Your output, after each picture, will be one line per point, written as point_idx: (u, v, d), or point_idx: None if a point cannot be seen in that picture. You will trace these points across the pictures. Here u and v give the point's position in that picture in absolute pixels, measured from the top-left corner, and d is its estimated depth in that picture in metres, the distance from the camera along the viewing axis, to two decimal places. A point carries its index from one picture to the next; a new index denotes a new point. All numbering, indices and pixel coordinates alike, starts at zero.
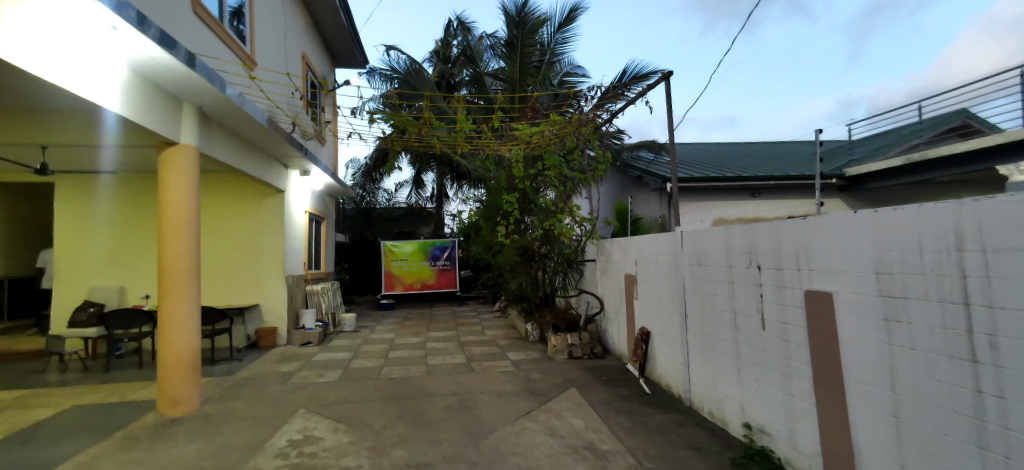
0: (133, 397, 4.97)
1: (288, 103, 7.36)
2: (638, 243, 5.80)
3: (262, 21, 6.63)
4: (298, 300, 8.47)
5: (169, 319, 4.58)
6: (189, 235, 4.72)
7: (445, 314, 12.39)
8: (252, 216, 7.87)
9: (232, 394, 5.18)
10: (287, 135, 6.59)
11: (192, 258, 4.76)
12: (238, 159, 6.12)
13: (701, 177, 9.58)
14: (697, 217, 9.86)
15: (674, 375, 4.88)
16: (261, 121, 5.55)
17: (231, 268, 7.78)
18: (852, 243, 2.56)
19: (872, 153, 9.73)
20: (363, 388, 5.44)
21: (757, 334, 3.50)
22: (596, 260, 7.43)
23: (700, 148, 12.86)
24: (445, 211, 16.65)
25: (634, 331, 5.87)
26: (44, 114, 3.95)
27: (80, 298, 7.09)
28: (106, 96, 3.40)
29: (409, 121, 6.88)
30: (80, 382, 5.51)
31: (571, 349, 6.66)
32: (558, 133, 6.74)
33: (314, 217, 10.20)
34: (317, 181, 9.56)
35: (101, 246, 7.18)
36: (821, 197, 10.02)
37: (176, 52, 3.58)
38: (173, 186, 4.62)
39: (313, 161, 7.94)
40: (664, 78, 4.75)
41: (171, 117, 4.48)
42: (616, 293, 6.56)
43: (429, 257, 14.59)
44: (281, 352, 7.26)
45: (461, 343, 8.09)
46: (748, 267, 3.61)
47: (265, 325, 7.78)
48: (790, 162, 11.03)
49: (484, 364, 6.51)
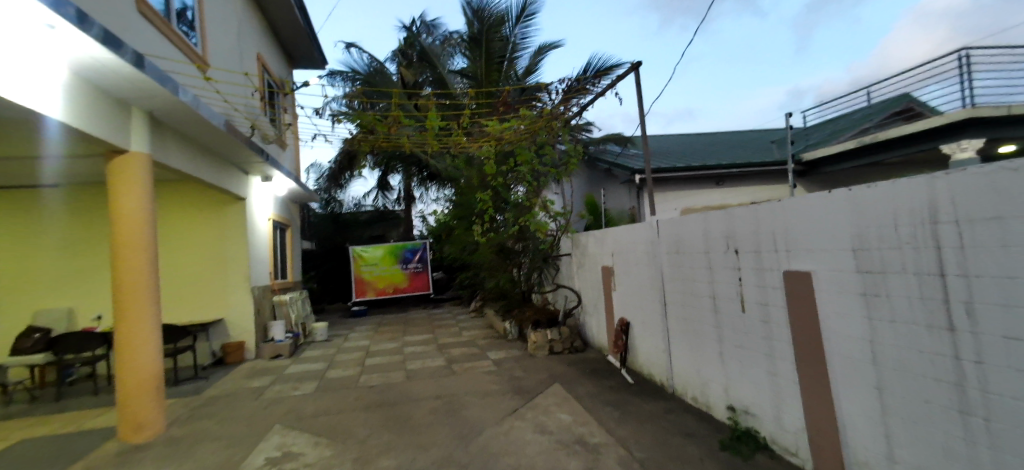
0: (90, 425, 4.61)
1: (245, 105, 7.02)
2: (613, 234, 5.86)
3: (213, 19, 6.28)
4: (266, 312, 8.12)
5: (128, 341, 4.27)
6: (148, 249, 4.43)
7: (420, 317, 12.17)
8: (212, 226, 7.46)
9: (201, 414, 4.89)
10: (246, 140, 6.28)
11: (153, 273, 4.47)
12: (194, 166, 5.78)
13: (668, 168, 9.77)
14: (666, 207, 10.07)
15: (655, 363, 4.95)
16: (218, 125, 5.27)
17: (192, 282, 7.36)
18: (829, 222, 2.63)
19: (826, 138, 10.22)
20: (342, 398, 5.25)
21: (738, 317, 3.58)
22: (572, 254, 7.46)
23: (666, 140, 13.11)
24: (414, 213, 16.35)
25: (614, 322, 5.92)
26: None
27: (24, 324, 6.55)
28: (49, 103, 3.13)
29: (376, 121, 6.70)
30: (29, 414, 5.09)
31: (552, 344, 6.65)
32: (528, 129, 6.70)
33: (278, 225, 9.81)
34: (280, 187, 9.18)
35: (43, 266, 6.65)
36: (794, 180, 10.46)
37: (123, 52, 3.35)
38: (126, 198, 4.31)
39: (276, 166, 7.63)
40: (633, 69, 4.76)
41: (119, 123, 4.17)
42: (594, 286, 6.60)
43: (401, 260, 14.30)
44: (251, 367, 6.93)
45: (440, 346, 7.96)
46: (726, 251, 3.67)
47: (232, 340, 7.41)
48: (751, 150, 11.41)
49: (465, 365, 6.41)
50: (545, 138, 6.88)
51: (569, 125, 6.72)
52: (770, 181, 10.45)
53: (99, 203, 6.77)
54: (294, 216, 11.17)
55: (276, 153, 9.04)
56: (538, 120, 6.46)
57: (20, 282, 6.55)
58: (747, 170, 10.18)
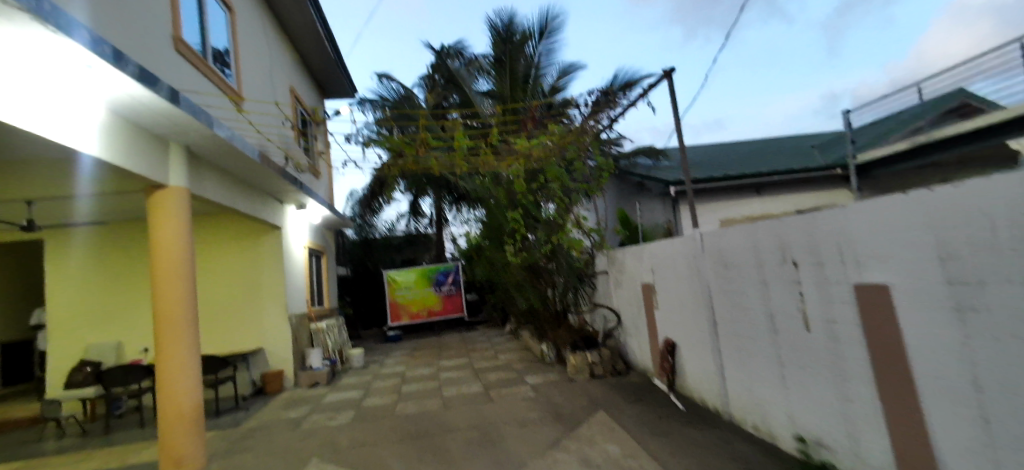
0: (134, 459, 4.65)
1: (278, 136, 7.21)
2: (651, 249, 5.58)
3: (246, 56, 6.52)
4: (302, 340, 8.18)
5: (167, 374, 4.31)
6: (187, 281, 4.51)
7: (454, 340, 12.02)
8: (250, 256, 7.62)
9: (239, 447, 4.86)
10: (280, 170, 6.41)
11: (191, 306, 4.54)
12: (230, 198, 5.92)
13: (704, 178, 9.39)
14: (704, 219, 9.67)
15: (707, 387, 4.59)
16: (252, 156, 5.39)
17: (231, 311, 7.50)
18: (904, 227, 2.32)
19: (875, 138, 9.59)
20: (378, 428, 5.11)
21: (800, 337, 3.23)
22: (609, 272, 7.17)
23: (698, 150, 12.70)
24: (445, 235, 16.41)
25: (657, 343, 5.58)
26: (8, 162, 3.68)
27: (78, 358, 6.82)
28: (81, 139, 3.22)
29: (404, 144, 6.74)
30: (79, 448, 5.21)
31: (592, 367, 6.34)
32: (556, 145, 6.57)
33: (313, 252, 9.97)
34: (314, 215, 9.35)
35: (94, 301, 6.93)
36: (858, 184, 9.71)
37: (158, 88, 3.45)
38: (164, 231, 4.43)
39: (309, 194, 7.76)
40: (665, 76, 4.52)
41: (157, 159, 4.30)
42: (634, 305, 6.29)
43: (434, 283, 14.30)
44: (289, 396, 6.94)
45: (476, 370, 7.76)
46: (781, 264, 3.34)
47: (271, 368, 7.46)
48: (791, 157, 10.89)
49: (502, 391, 6.19)
50: (575, 153, 6.72)
51: (599, 139, 6.53)
52: (815, 187, 9.91)
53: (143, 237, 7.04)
54: (328, 243, 11.35)
55: (310, 182, 9.24)
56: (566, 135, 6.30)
57: (73, 316, 6.85)
58: (789, 177, 9.67)
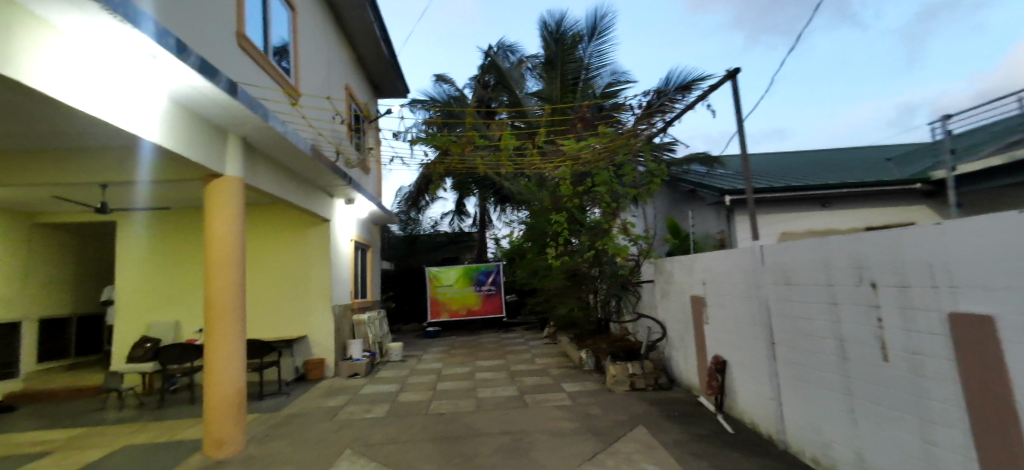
0: (182, 436, 4.86)
1: (331, 131, 7.41)
2: (704, 259, 5.24)
3: (306, 53, 6.74)
4: (344, 331, 8.38)
5: (214, 357, 4.48)
6: (236, 269, 4.67)
7: (491, 341, 11.96)
8: (299, 247, 7.87)
9: (278, 433, 4.98)
10: (331, 165, 6.58)
11: (239, 294, 4.70)
12: (283, 189, 6.13)
13: (762, 187, 8.82)
14: (760, 231, 9.08)
15: (759, 412, 4.23)
16: (304, 150, 5.54)
17: (281, 299, 7.79)
18: (1004, 250, 1.94)
19: (962, 153, 8.59)
20: (411, 426, 5.09)
21: (875, 367, 2.86)
22: (655, 281, 6.85)
23: (757, 158, 11.98)
24: (488, 236, 16.43)
25: (705, 360, 5.24)
26: (72, 139, 3.88)
27: (140, 334, 7.29)
28: (142, 124, 3.37)
29: (451, 142, 6.74)
30: (135, 420, 5.55)
31: (632, 379, 6.06)
32: (606, 148, 6.32)
33: (359, 246, 10.21)
34: (362, 210, 9.56)
35: (157, 282, 7.39)
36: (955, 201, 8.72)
37: (217, 80, 3.57)
38: (219, 220, 4.61)
39: (357, 189, 7.93)
40: (730, 76, 4.20)
41: (215, 149, 4.48)
42: (681, 318, 5.94)
43: (474, 282, 14.33)
44: (328, 385, 7.10)
45: (512, 373, 7.63)
46: (856, 284, 2.96)
47: (313, 357, 7.67)
48: (861, 169, 9.99)
49: (538, 397, 6.02)
50: (625, 156, 6.42)
51: (652, 143, 6.23)
52: (889, 202, 9.05)
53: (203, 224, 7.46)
54: (374, 238, 11.61)
55: (359, 178, 9.47)
56: (615, 138, 6.04)
57: (139, 295, 7.34)
58: (860, 190, 8.89)
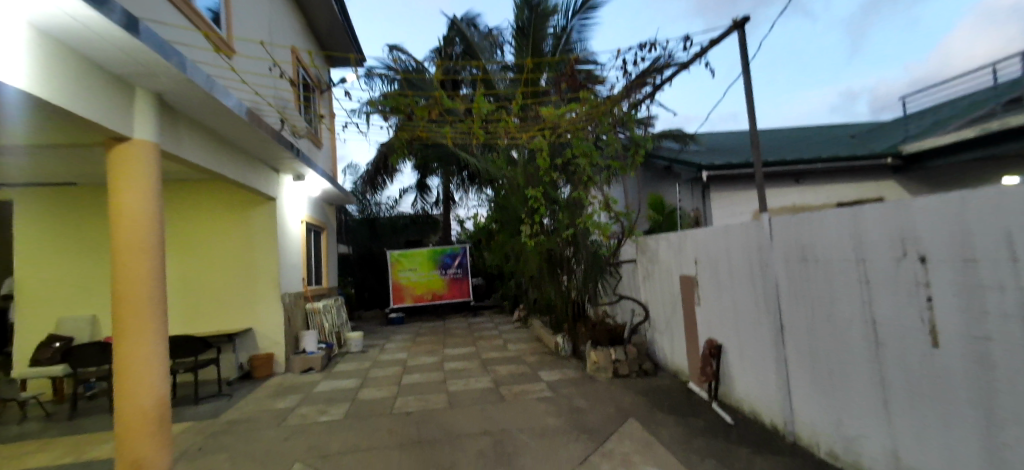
0: (91, 456, 4.02)
1: (273, 94, 6.45)
2: (697, 235, 4.83)
3: (239, 1, 5.75)
4: (297, 322, 7.56)
5: (126, 363, 3.67)
6: (153, 256, 3.83)
7: (460, 327, 11.39)
8: (241, 228, 6.96)
9: (215, 445, 4.22)
10: (273, 133, 5.69)
11: (159, 284, 3.89)
12: (214, 161, 5.22)
13: (740, 163, 8.55)
14: (736, 209, 8.89)
15: (762, 401, 3.87)
16: (237, 112, 4.66)
17: (220, 289, 6.87)
18: None
19: (930, 127, 8.60)
20: (375, 429, 4.45)
21: (919, 355, 2.44)
22: (637, 261, 6.42)
23: (728, 134, 11.79)
24: (453, 217, 15.71)
25: (695, 345, 4.88)
26: None
27: (46, 332, 6.24)
28: (5, 69, 2.49)
29: (415, 105, 5.97)
30: (39, 436, 4.63)
31: (616, 366, 5.65)
32: (588, 116, 5.68)
33: (312, 227, 9.28)
34: (314, 187, 8.64)
35: (69, 271, 6.33)
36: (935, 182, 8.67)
37: (108, 11, 2.71)
38: (128, 193, 3.73)
39: (307, 164, 7.06)
40: (737, 27, 3.77)
41: (118, 105, 3.60)
42: (667, 301, 5.56)
43: (440, 265, 13.63)
44: (279, 383, 6.31)
45: (484, 362, 7.09)
46: (900, 259, 2.54)
47: (260, 352, 6.82)
48: (832, 144, 9.92)
49: (516, 389, 5.50)
50: (607, 126, 5.77)
51: (635, 117, 5.63)
52: (860, 177, 9.03)
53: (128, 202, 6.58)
54: (329, 219, 10.66)
55: (311, 152, 8.53)
56: (595, 106, 5.40)
57: (45, 287, 6.26)
58: (833, 165, 8.77)
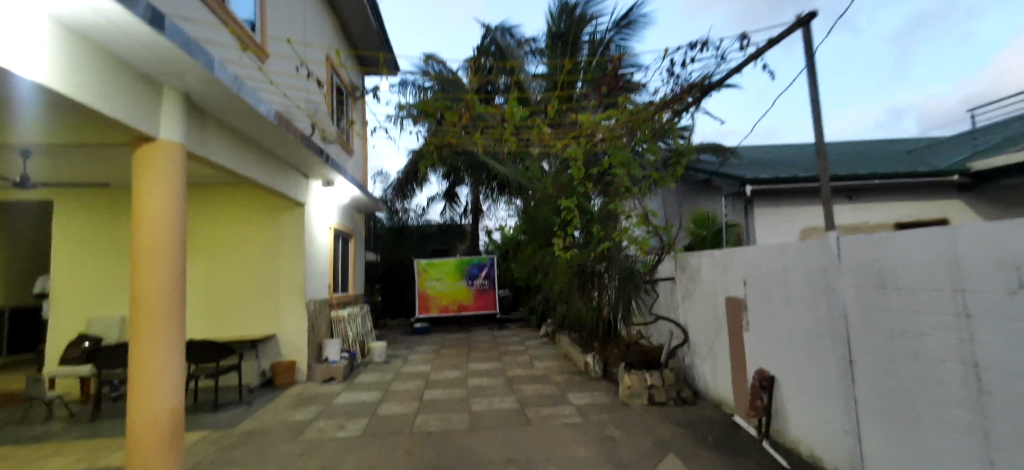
0: (104, 463, 3.92)
1: (306, 99, 6.43)
2: (745, 253, 4.40)
3: (275, 6, 5.76)
4: (321, 329, 7.47)
5: (140, 370, 3.55)
6: (174, 260, 3.75)
7: (484, 340, 11.11)
8: (270, 233, 6.96)
9: (228, 458, 4.06)
10: (302, 138, 5.62)
11: (178, 289, 3.79)
12: (242, 164, 5.17)
13: (787, 177, 8.00)
14: (781, 225, 8.32)
15: (821, 445, 3.41)
16: (265, 114, 4.58)
17: (247, 293, 6.85)
18: None
19: (1003, 143, 7.81)
20: (391, 450, 4.18)
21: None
22: (676, 280, 5.99)
23: (771, 147, 11.17)
24: (481, 227, 15.55)
25: (741, 374, 4.43)
26: None
27: (78, 331, 6.34)
28: (26, 63, 2.42)
29: (445, 108, 5.77)
30: (59, 437, 4.60)
31: (651, 393, 5.24)
32: (626, 125, 5.34)
33: (340, 234, 9.25)
34: (343, 194, 8.61)
35: (102, 271, 6.43)
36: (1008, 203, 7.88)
37: (132, 4, 2.62)
38: (151, 198, 3.66)
39: (337, 169, 7.00)
40: (800, 24, 3.42)
41: (144, 104, 3.54)
42: (710, 324, 5.12)
43: (466, 276, 13.43)
44: (300, 393, 6.17)
45: (509, 380, 6.76)
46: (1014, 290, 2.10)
47: (282, 359, 6.72)
48: (887, 159, 9.18)
49: (541, 412, 5.15)
50: (647, 136, 5.40)
51: (678, 126, 5.25)
52: (921, 195, 8.27)
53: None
54: (358, 226, 10.64)
55: (341, 158, 8.51)
56: (635, 114, 5.06)
57: (80, 286, 6.38)
58: (890, 182, 8.04)
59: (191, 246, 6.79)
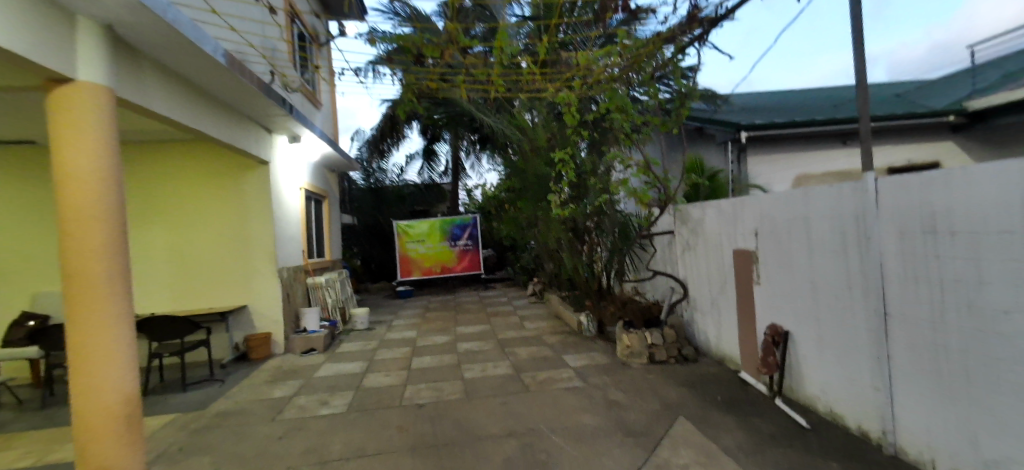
0: (55, 458, 3.47)
1: (261, 40, 5.62)
2: (758, 201, 4.06)
3: None
4: (298, 297, 7.00)
5: (84, 355, 3.05)
6: (115, 226, 3.18)
7: (471, 301, 10.83)
8: (233, 196, 6.30)
9: (198, 444, 3.66)
10: (259, 84, 4.91)
11: (121, 260, 3.25)
12: (190, 115, 4.47)
13: (784, 122, 7.66)
14: (773, 175, 8.09)
15: (841, 403, 3.24)
16: (212, 53, 3.89)
17: (212, 262, 6.28)
18: None
19: (1001, 80, 7.55)
20: (382, 427, 3.85)
21: None
22: (676, 233, 5.66)
23: (763, 94, 10.76)
24: (462, 186, 14.98)
25: (750, 331, 4.19)
26: None
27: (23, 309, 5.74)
28: None
29: (423, 44, 5.07)
30: (4, 428, 4.10)
31: (652, 352, 5.03)
32: (624, 64, 4.81)
33: (313, 196, 8.59)
34: (312, 152, 7.90)
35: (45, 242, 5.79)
36: (1001, 144, 7.73)
37: None
38: (76, 152, 3.00)
39: (303, 122, 6.30)
40: None
41: (57, 39, 2.83)
42: (714, 278, 4.86)
43: (449, 236, 12.97)
44: (278, 366, 5.77)
45: (501, 343, 6.50)
46: None
47: (257, 332, 6.25)
48: (881, 102, 8.89)
49: (539, 377, 4.89)
50: (648, 77, 4.86)
51: (682, 65, 4.72)
52: (915, 138, 8.07)
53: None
54: (331, 187, 9.95)
55: (307, 111, 7.73)
56: (634, 51, 4.51)
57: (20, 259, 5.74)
58: (886, 124, 7.80)
59: (146, 212, 6.14)
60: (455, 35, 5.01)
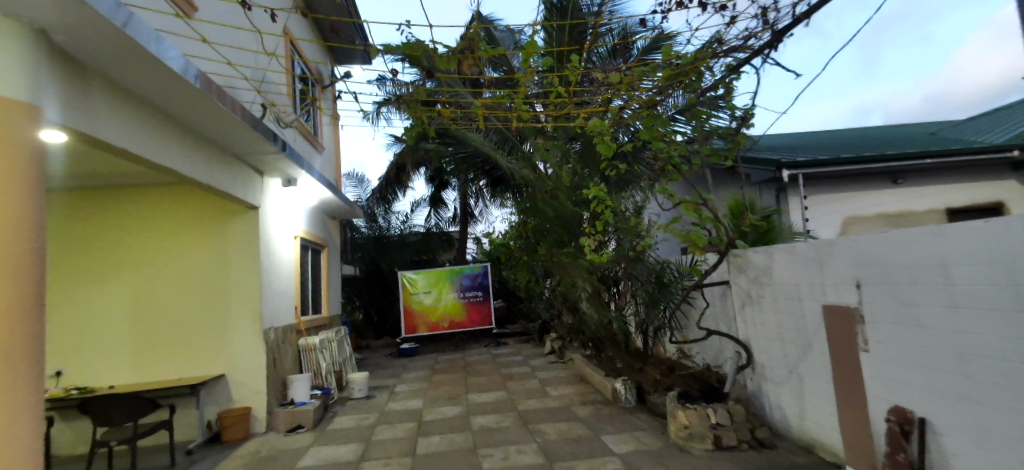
0: None
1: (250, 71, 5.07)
2: (857, 242, 3.22)
3: None
4: (287, 361, 6.09)
5: None
6: (29, 310, 2.32)
7: (481, 360, 9.78)
8: (215, 247, 5.56)
9: None
10: (245, 115, 4.28)
11: (33, 358, 2.35)
12: (155, 149, 3.78)
13: (829, 158, 6.96)
14: (817, 217, 7.29)
15: None
16: (181, 74, 3.25)
17: (186, 323, 5.47)
18: None
19: None
20: None
21: None
22: (735, 285, 4.79)
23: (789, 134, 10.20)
24: (471, 234, 14.51)
25: (860, 415, 3.22)
26: None
27: None
28: None
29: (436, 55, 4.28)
30: None
31: (717, 434, 4.02)
32: (668, 85, 4.18)
33: (309, 245, 7.85)
34: (310, 196, 7.23)
35: None
36: None
37: None
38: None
39: (298, 163, 5.68)
40: None
41: None
42: (792, 340, 3.94)
43: (457, 287, 12.10)
44: (256, 450, 4.78)
45: (522, 416, 5.47)
46: None
47: (235, 406, 5.30)
48: (924, 138, 8.22)
49: (577, 468, 3.87)
50: (693, 101, 4.20)
51: (734, 87, 4.07)
52: (973, 175, 7.28)
53: (76, 218, 5.34)
54: (332, 236, 9.28)
55: (305, 153, 7.14)
56: (679, 68, 3.87)
57: None
58: (942, 161, 6.92)
59: (115, 267, 5.42)
60: (473, 56, 4.44)
